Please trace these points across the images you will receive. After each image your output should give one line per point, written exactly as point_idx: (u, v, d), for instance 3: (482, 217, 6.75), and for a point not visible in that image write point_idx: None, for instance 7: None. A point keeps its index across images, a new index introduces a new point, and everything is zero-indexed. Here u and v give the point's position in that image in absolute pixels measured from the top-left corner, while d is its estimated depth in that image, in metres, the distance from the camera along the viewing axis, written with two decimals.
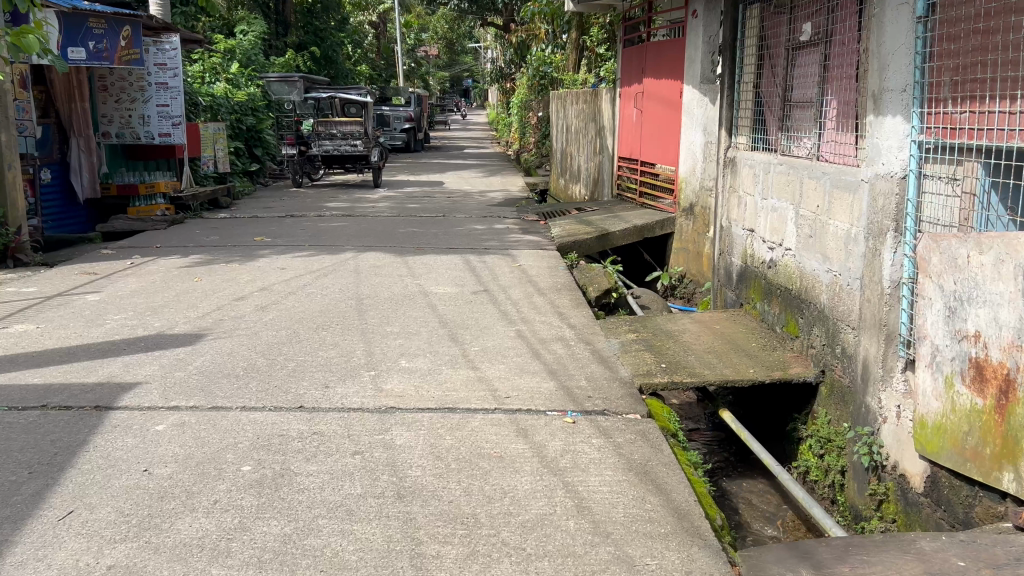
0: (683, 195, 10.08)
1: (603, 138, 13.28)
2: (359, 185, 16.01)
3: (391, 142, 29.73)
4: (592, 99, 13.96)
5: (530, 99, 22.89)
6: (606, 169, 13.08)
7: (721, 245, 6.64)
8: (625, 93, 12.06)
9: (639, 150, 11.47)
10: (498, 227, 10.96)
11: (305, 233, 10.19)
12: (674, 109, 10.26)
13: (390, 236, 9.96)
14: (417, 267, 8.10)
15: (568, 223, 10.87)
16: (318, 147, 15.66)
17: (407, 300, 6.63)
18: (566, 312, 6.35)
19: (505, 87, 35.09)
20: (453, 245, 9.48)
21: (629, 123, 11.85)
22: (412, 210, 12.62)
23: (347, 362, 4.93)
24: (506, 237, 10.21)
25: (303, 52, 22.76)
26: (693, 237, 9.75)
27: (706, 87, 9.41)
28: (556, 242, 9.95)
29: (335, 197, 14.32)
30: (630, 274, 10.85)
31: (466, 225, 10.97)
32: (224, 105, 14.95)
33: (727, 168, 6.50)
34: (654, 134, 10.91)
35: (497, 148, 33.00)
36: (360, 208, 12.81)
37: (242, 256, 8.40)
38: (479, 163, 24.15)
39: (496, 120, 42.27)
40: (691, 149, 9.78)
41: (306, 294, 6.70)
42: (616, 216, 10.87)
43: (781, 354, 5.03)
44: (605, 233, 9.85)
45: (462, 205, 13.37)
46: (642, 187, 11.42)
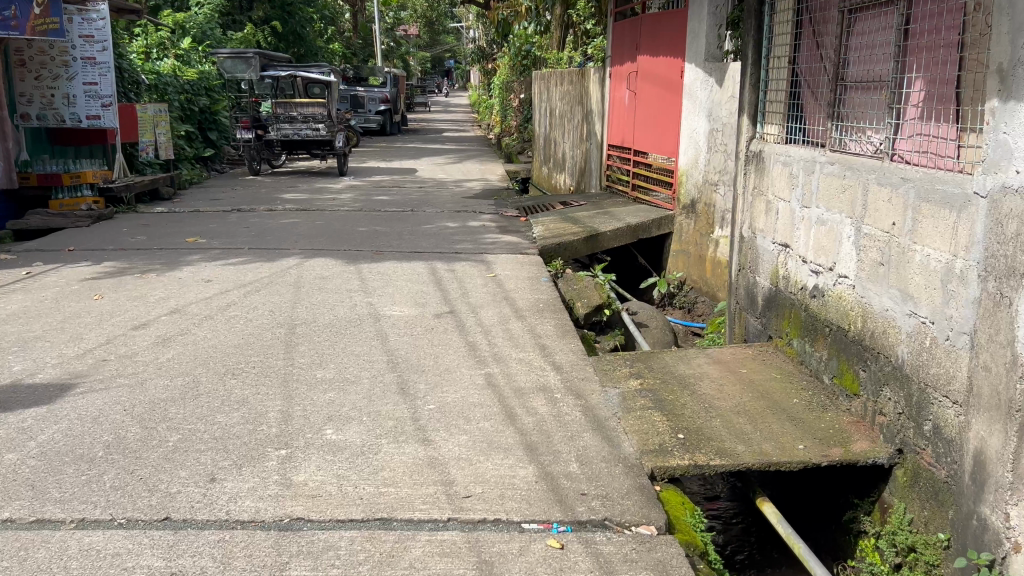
0: (683, 190, 8.81)
1: (590, 122, 11.98)
2: (323, 174, 14.62)
3: (366, 124, 28.26)
4: (578, 79, 12.63)
5: (513, 80, 21.54)
6: (594, 159, 11.78)
7: (741, 260, 5.37)
8: (615, 73, 10.75)
9: (629, 137, 10.20)
10: (473, 225, 9.64)
11: (248, 233, 8.83)
12: (672, 92, 8.99)
13: (346, 236, 8.62)
14: (372, 277, 6.79)
15: (551, 220, 9.59)
16: (276, 131, 14.23)
17: (352, 327, 5.33)
18: (549, 345, 5.06)
19: (486, 67, 33.68)
20: (418, 248, 8.16)
21: (620, 107, 10.56)
22: (378, 203, 11.28)
23: (252, 433, 3.63)
24: (480, 237, 8.90)
25: (266, 26, 21.22)
26: (696, 238, 8.57)
27: (714, 65, 8.15)
28: (537, 241, 8.67)
29: (295, 187, 12.94)
30: (621, 279, 9.59)
31: (436, 223, 9.64)
32: (170, 84, 13.53)
33: (748, 165, 5.23)
34: (648, 119, 9.63)
35: (478, 131, 31.61)
36: (320, 201, 11.45)
37: (163, 265, 7.04)
38: (458, 148, 22.77)
39: (477, 102, 40.79)
40: (694, 138, 8.54)
41: (226, 320, 5.40)
42: (606, 212, 9.60)
43: (837, 420, 3.79)
44: (595, 233, 8.56)
45: (435, 197, 12.04)
46: (634, 178, 10.15)
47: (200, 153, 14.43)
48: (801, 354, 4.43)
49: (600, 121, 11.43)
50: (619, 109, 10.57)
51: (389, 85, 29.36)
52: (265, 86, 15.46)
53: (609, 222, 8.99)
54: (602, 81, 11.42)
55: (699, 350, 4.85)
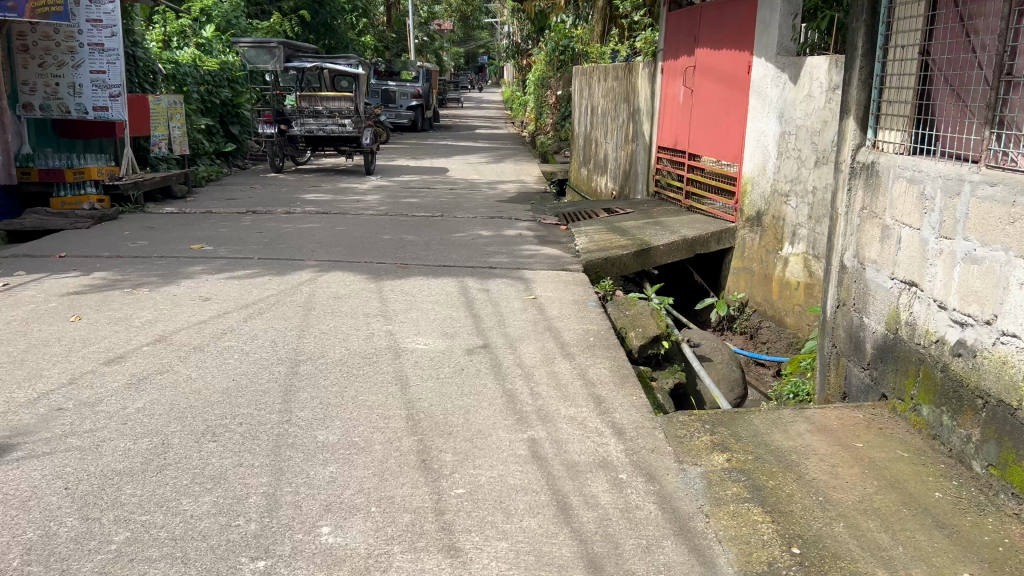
0: (747, 200, 7.85)
1: (637, 122, 11.00)
2: (349, 172, 13.79)
3: (397, 120, 27.47)
4: (625, 75, 11.65)
5: (550, 76, 20.58)
6: (641, 161, 10.80)
7: (840, 294, 4.41)
8: (668, 68, 9.78)
9: (682, 138, 9.23)
10: (508, 233, 8.73)
11: (260, 239, 8.00)
12: (736, 90, 8.01)
13: (368, 245, 7.74)
14: (394, 297, 5.90)
15: (594, 231, 8.64)
16: (300, 126, 13.37)
17: (366, 365, 4.45)
18: (605, 396, 4.12)
19: (521, 63, 32.75)
20: (447, 261, 7.26)
21: (672, 105, 9.60)
22: (406, 207, 10.40)
23: (224, 532, 2.74)
24: (516, 249, 7.98)
25: (293, 16, 20.46)
26: (761, 255, 7.66)
27: (787, 60, 7.20)
28: (581, 254, 7.73)
29: (318, 186, 12.13)
30: (673, 297, 8.62)
31: (469, 231, 8.74)
32: (189, 75, 12.80)
33: (854, 180, 4.26)
34: (704, 119, 8.65)
35: (512, 128, 30.71)
36: (343, 202, 10.61)
37: (159, 278, 6.21)
38: (491, 146, 21.85)
39: (511, 99, 39.90)
40: (762, 141, 7.60)
41: (219, 354, 4.54)
42: (656, 223, 8.63)
43: (1004, 531, 2.82)
44: (646, 247, 7.60)
45: (467, 200, 11.14)
46: (687, 185, 9.17)
47: (220, 148, 13.69)
48: (933, 427, 3.47)
49: (650, 121, 10.45)
50: (671, 108, 9.61)
51: (422, 80, 28.55)
52: (289, 78, 14.61)
53: (661, 234, 8.03)
54: (652, 77, 10.44)
55: (795, 412, 3.89)
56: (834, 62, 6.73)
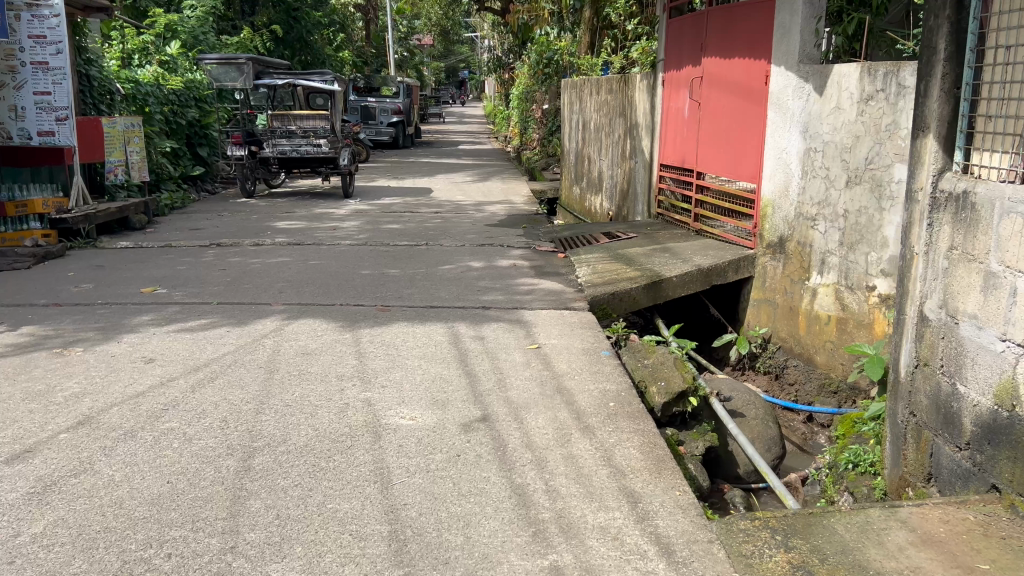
0: (766, 224, 7.08)
1: (635, 138, 10.22)
2: (325, 195, 12.92)
3: (377, 136, 26.61)
4: (620, 87, 10.87)
5: (535, 90, 19.82)
6: (641, 181, 10.03)
7: (920, 351, 3.59)
8: (669, 80, 9.03)
9: (689, 155, 8.44)
10: (501, 264, 7.88)
11: (222, 278, 7.11)
12: (751, 102, 7.23)
13: (345, 284, 6.87)
14: (372, 351, 5.04)
15: (596, 260, 7.80)
16: (272, 147, 12.52)
17: (337, 453, 3.57)
18: (640, 490, 3.28)
19: (503, 77, 32.03)
20: (435, 300, 6.40)
21: (676, 119, 8.82)
22: (387, 234, 9.55)
23: None
24: (512, 283, 7.13)
25: (264, 31, 19.60)
26: (785, 285, 6.90)
27: (812, 68, 6.47)
28: (584, 289, 6.90)
29: (292, 212, 11.25)
30: (686, 331, 7.82)
31: (457, 262, 7.88)
32: (151, 94, 11.93)
33: (937, 211, 3.45)
34: (714, 135, 7.86)
35: (496, 143, 29.94)
36: (318, 230, 9.74)
37: (97, 334, 5.32)
38: (475, 163, 21.03)
39: (494, 113, 39.16)
40: (784, 159, 6.83)
41: (154, 442, 3.67)
42: (665, 250, 7.81)
43: None
44: (657, 280, 6.78)
45: (453, 225, 10.29)
46: (696, 207, 8.37)
47: (187, 172, 12.83)
48: None
49: (649, 137, 9.67)
50: (675, 122, 8.84)
51: (402, 96, 27.71)
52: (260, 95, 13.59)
53: (673, 264, 7.21)
54: (651, 90, 9.66)
55: (885, 513, 3.07)
56: (867, 70, 5.99)
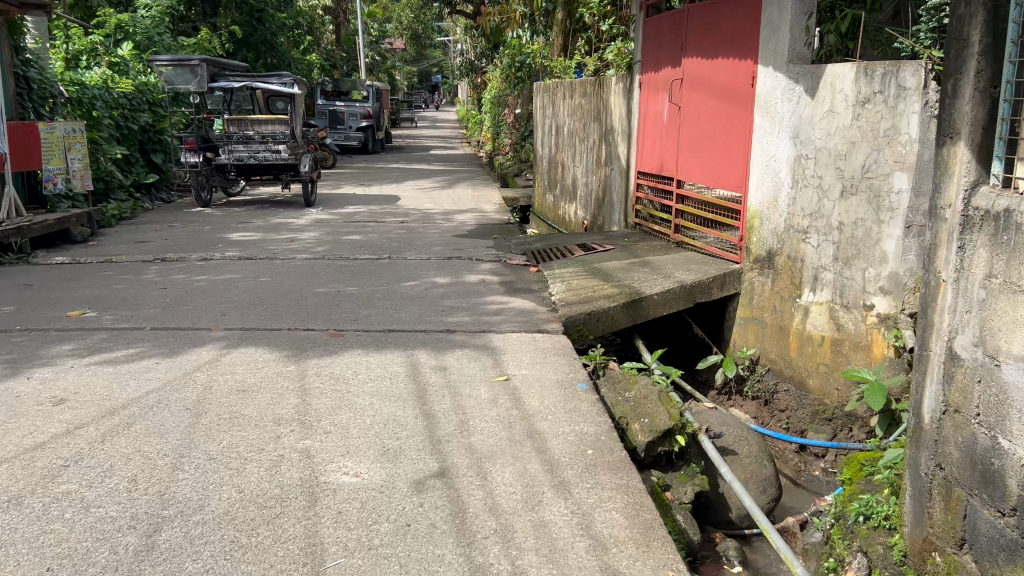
0: (752, 236, 6.58)
1: (611, 143, 9.71)
2: (286, 204, 12.27)
3: (346, 142, 25.92)
4: (594, 90, 10.35)
5: (507, 94, 19.29)
6: (617, 189, 9.51)
7: (949, 396, 3.08)
8: (646, 82, 8.53)
9: (668, 162, 7.94)
10: (469, 280, 7.31)
11: (160, 298, 6.46)
12: (735, 105, 6.73)
13: (296, 305, 6.26)
14: (318, 387, 4.44)
15: (570, 274, 7.26)
16: (228, 153, 11.83)
17: (261, 525, 2.98)
18: (626, 570, 2.73)
19: (476, 81, 31.50)
20: (394, 323, 5.82)
21: (654, 124, 8.32)
22: (347, 246, 8.94)
23: None
24: (479, 301, 6.56)
25: (221, 31, 18.82)
26: (773, 303, 6.41)
27: (803, 68, 6.00)
28: (558, 308, 6.35)
29: (249, 222, 10.60)
30: (667, 352, 7.29)
31: (420, 278, 7.30)
32: (99, 98, 11.23)
33: (971, 232, 2.94)
34: (696, 141, 7.36)
35: (468, 148, 29.40)
36: (273, 242, 9.10)
37: (4, 368, 4.67)
38: (446, 169, 20.44)
39: (466, 117, 38.61)
40: (771, 166, 6.34)
41: (41, 512, 3.05)
42: (644, 264, 7.29)
43: None
44: (637, 298, 6.26)
45: (419, 236, 9.70)
46: (676, 217, 7.86)
47: (140, 179, 12.15)
48: None
49: (626, 142, 9.16)
50: (653, 127, 8.34)
51: (371, 100, 27.07)
52: (216, 98, 12.95)
53: (654, 280, 6.69)
54: (628, 93, 9.15)
55: None
56: (864, 70, 5.53)
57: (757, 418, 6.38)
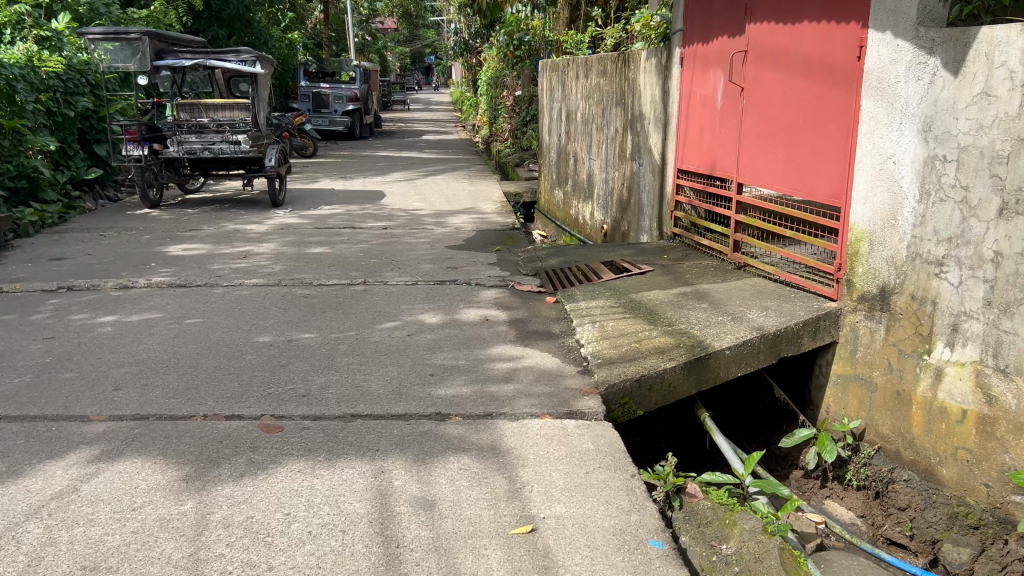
0: (854, 265, 4.82)
1: (640, 133, 7.93)
2: (249, 204, 10.46)
3: (331, 126, 24.03)
4: (616, 69, 8.56)
5: (506, 75, 17.41)
6: (649, 190, 7.77)
7: None
8: (691, 57, 6.75)
9: (724, 160, 6.16)
10: (466, 319, 5.53)
11: (39, 356, 4.66)
12: (831, 87, 4.95)
13: (224, 370, 4.49)
14: (217, 561, 2.67)
15: (602, 310, 5.48)
16: (178, 145, 9.87)
17: None
18: None
19: (472, 61, 29.55)
20: (359, 402, 4.04)
21: (702, 110, 6.54)
22: (314, 264, 7.15)
23: None
24: (481, 356, 4.79)
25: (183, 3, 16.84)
26: (886, 358, 4.66)
27: (942, 32, 4.21)
28: (590, 368, 4.58)
29: (198, 228, 8.80)
30: (732, 416, 5.55)
31: (402, 317, 5.52)
32: (23, 79, 9.31)
33: None
34: (767, 132, 5.59)
35: (463, 133, 27.58)
36: (221, 259, 7.31)
37: None
38: (439, 157, 18.60)
39: (460, 99, 36.70)
40: (887, 170, 4.57)
41: None
42: (699, 297, 5.52)
43: None
44: (699, 356, 4.51)
45: (404, 248, 7.91)
46: (736, 231, 6.09)
47: (79, 175, 10.39)
48: None
49: (662, 133, 7.40)
50: (701, 114, 6.56)
51: (359, 82, 25.13)
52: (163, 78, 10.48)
53: (721, 324, 4.92)
54: (664, 69, 7.35)
55: None
56: None
57: (866, 518, 4.67)
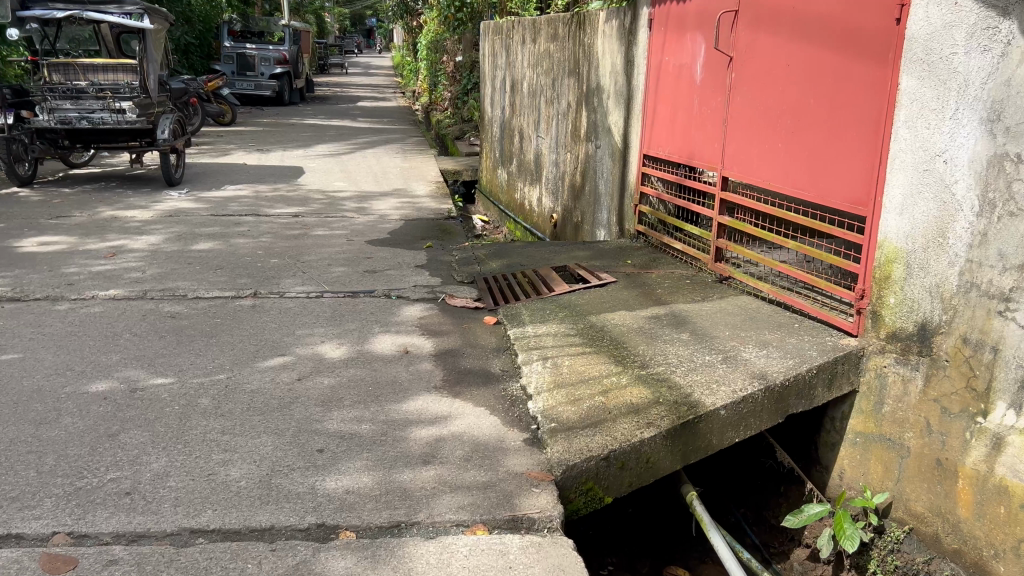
0: (884, 292, 3.69)
1: (597, 108, 6.71)
2: (140, 183, 8.95)
3: (257, 91, 22.26)
4: (569, 33, 7.31)
5: (446, 39, 15.98)
6: (607, 177, 6.58)
7: None
8: (663, 19, 5.53)
9: (707, 147, 4.98)
10: (379, 352, 4.27)
11: None
12: (854, 58, 3.78)
13: (23, 446, 3.16)
14: None
15: (555, 341, 4.28)
16: (49, 114, 8.19)
17: None
18: None
19: (412, 24, 27.87)
20: (205, 508, 2.78)
21: (677, 85, 5.35)
22: (198, 266, 5.79)
23: None
24: (393, 417, 3.55)
25: None
26: (923, 414, 3.54)
27: None
28: (539, 436, 3.39)
29: (67, 215, 7.31)
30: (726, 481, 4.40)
31: (294, 351, 4.23)
32: None
33: None
34: (763, 114, 4.43)
35: (402, 101, 26.05)
36: (82, 259, 5.88)
37: None
38: (371, 127, 17.12)
39: (401, 64, 34.99)
40: (935, 171, 3.41)
41: None
42: (676, 323, 4.35)
43: None
44: (686, 419, 3.35)
45: (314, 244, 6.59)
46: (719, 236, 4.93)
47: None
48: None
49: (624, 110, 6.19)
50: (675, 89, 5.37)
51: (288, 43, 23.31)
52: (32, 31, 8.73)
53: (710, 369, 3.76)
54: (628, 33, 6.12)
55: None
56: None
57: None
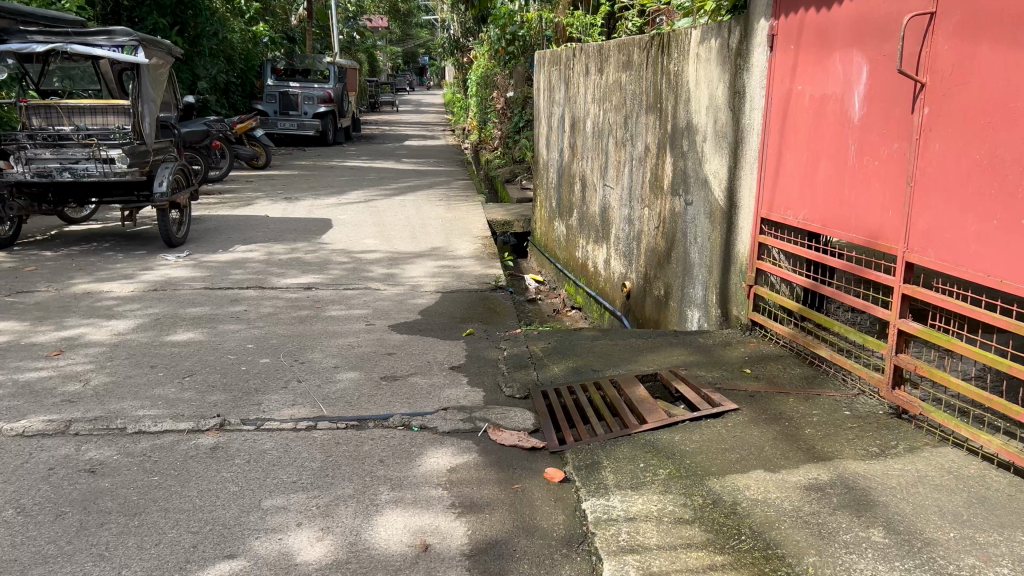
0: None
1: (689, 154, 5.13)
2: (136, 243, 7.63)
3: (300, 131, 21.22)
4: (647, 59, 5.79)
5: (495, 74, 14.72)
6: (704, 243, 4.98)
7: None
8: (794, 32, 3.96)
9: (878, 216, 3.38)
10: (382, 551, 2.70)
11: None
12: None
13: None
14: None
15: (661, 536, 2.66)
16: (25, 164, 6.94)
17: None
18: None
19: (461, 60, 26.87)
20: None
21: (821, 125, 3.76)
22: (160, 372, 4.33)
23: None
24: None
25: None
26: None
27: None
28: None
29: (31, 290, 5.96)
30: None
31: (250, 551, 2.69)
32: None
33: None
34: (988, 172, 2.81)
35: (450, 138, 24.92)
36: (17, 361, 4.47)
37: None
38: (415, 168, 15.80)
39: (451, 102, 34.02)
40: None
41: None
42: (858, 506, 2.70)
43: None
44: None
45: (323, 332, 5.11)
46: (899, 354, 3.28)
47: None
48: None
49: (731, 157, 4.60)
50: (818, 132, 3.79)
51: (334, 81, 22.34)
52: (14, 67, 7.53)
53: None
54: (735, 55, 4.55)
55: None
56: None
57: None
